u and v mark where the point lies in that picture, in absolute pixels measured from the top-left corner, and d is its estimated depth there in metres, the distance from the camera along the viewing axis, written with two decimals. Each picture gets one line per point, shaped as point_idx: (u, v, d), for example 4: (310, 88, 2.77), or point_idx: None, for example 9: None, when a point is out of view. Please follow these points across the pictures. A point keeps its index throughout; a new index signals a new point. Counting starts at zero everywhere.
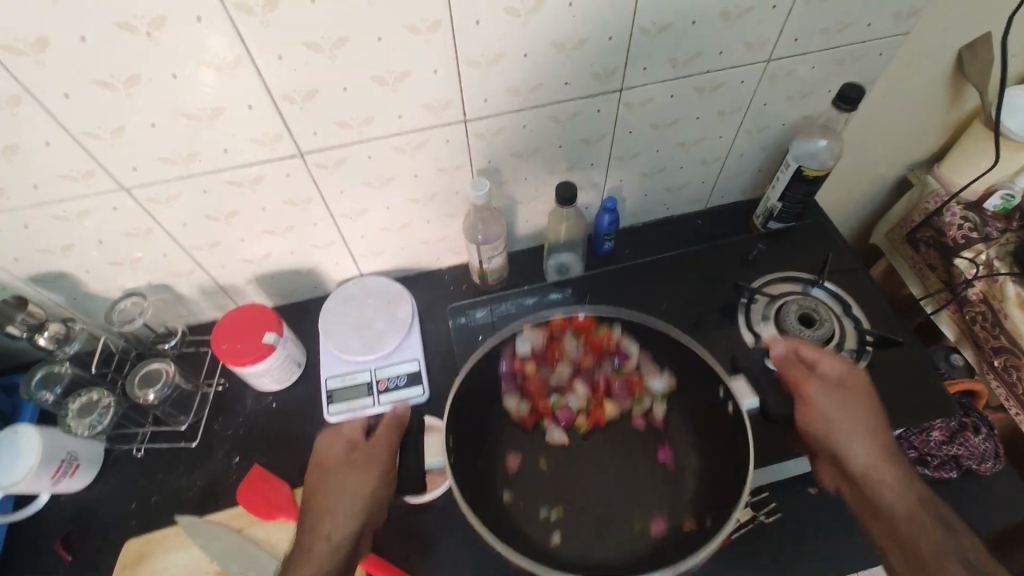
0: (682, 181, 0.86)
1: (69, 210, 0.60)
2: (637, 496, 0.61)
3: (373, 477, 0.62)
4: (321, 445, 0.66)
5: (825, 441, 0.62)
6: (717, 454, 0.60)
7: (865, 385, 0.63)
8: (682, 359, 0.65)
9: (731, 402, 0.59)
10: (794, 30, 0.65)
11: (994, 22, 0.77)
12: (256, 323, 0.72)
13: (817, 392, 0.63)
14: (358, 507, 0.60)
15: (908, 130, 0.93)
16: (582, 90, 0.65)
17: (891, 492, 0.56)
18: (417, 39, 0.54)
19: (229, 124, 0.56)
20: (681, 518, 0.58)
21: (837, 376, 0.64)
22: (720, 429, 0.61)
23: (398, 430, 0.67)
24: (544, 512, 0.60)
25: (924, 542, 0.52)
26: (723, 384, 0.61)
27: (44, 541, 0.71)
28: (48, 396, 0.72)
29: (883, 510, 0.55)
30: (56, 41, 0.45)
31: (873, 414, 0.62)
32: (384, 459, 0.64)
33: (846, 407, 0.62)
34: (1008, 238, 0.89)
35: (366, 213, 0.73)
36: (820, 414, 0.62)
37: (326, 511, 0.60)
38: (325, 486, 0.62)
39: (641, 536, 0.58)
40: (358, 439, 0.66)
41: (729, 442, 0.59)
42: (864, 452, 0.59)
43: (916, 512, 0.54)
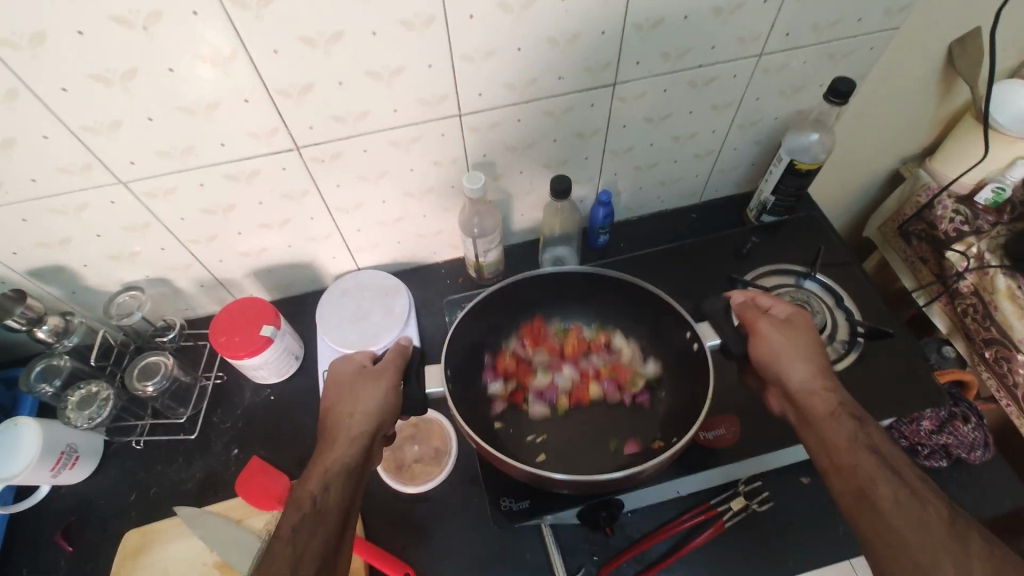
0: (676, 175, 0.87)
1: (67, 203, 0.60)
2: (619, 428, 0.70)
3: (377, 395, 0.62)
4: (332, 369, 0.66)
5: (772, 373, 0.62)
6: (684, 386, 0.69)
7: (809, 323, 0.65)
8: (660, 316, 0.72)
9: (698, 343, 0.68)
10: (786, 25, 0.66)
11: (985, 16, 0.78)
12: (254, 316, 0.73)
13: (768, 330, 0.64)
14: (373, 414, 0.60)
15: (900, 124, 0.94)
16: (576, 84, 0.66)
17: (830, 416, 0.56)
18: (411, 33, 0.54)
19: (226, 118, 0.57)
20: (652, 442, 0.68)
21: (787, 315, 0.65)
22: (690, 368, 0.69)
23: (402, 355, 0.67)
24: (530, 435, 0.70)
25: (856, 468, 0.51)
26: (690, 327, 0.68)
27: (44, 533, 0.72)
28: (47, 389, 0.73)
29: (820, 433, 0.55)
30: (54, 35, 0.46)
31: (818, 348, 0.62)
32: (389, 379, 0.64)
33: (792, 340, 0.63)
34: (999, 231, 0.90)
35: (363, 206, 0.74)
36: (769, 346, 0.63)
37: (341, 425, 0.60)
38: (339, 407, 0.61)
39: (614, 454, 0.68)
40: (366, 363, 0.66)
41: (698, 379, 0.68)
42: (807, 379, 0.59)
43: (854, 432, 0.54)
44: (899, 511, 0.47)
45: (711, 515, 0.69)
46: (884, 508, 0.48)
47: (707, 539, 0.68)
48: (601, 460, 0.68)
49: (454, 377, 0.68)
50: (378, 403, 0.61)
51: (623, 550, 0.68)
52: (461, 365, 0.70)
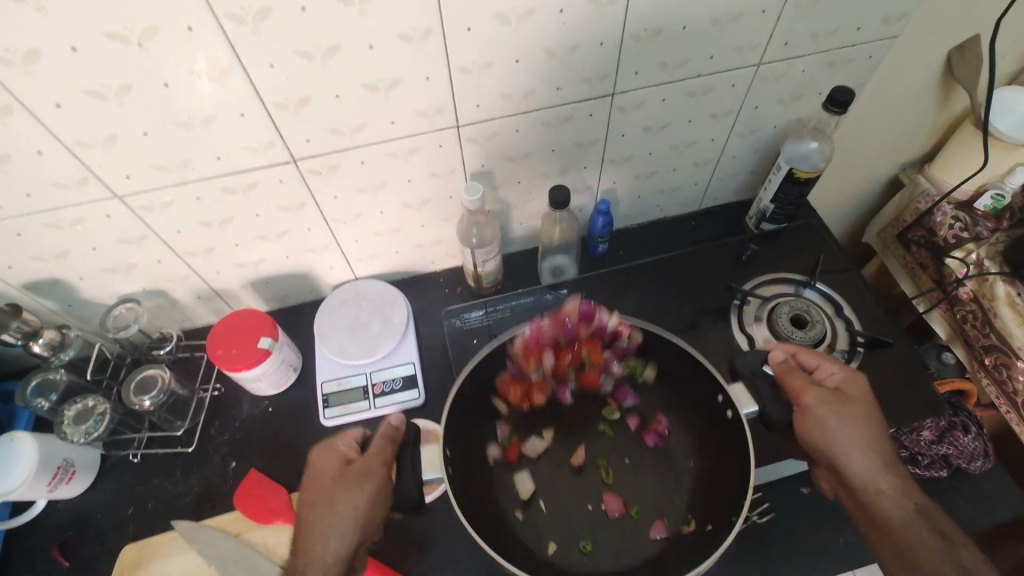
0: (676, 183, 0.86)
1: (62, 217, 0.60)
2: (637, 497, 0.69)
3: (366, 499, 0.59)
4: (312, 461, 0.63)
5: (824, 452, 0.60)
6: (723, 460, 0.66)
7: (861, 388, 0.62)
8: (675, 360, 0.70)
9: (731, 409, 0.64)
10: (784, 35, 0.66)
11: (983, 23, 0.78)
12: (253, 328, 0.73)
13: (818, 405, 0.61)
14: (349, 531, 0.58)
15: (899, 130, 0.93)
16: (574, 95, 0.65)
17: (893, 507, 0.56)
18: (409, 47, 0.54)
19: (222, 132, 0.56)
20: (681, 528, 0.65)
21: (839, 386, 0.62)
22: (724, 434, 0.66)
23: (392, 446, 0.62)
24: (551, 547, 0.66)
25: (922, 554, 0.52)
26: (724, 391, 0.65)
27: (41, 547, 0.71)
28: (43, 404, 0.72)
29: (885, 522, 0.55)
30: (47, 52, 0.45)
31: (873, 421, 0.60)
32: (377, 479, 0.60)
33: (848, 417, 0.60)
34: (999, 237, 0.89)
35: (360, 217, 0.73)
36: (822, 425, 0.60)
37: (319, 532, 0.58)
38: (315, 517, 0.58)
39: (641, 540, 0.66)
40: (351, 456, 0.62)
41: (732, 447, 0.65)
42: (865, 465, 0.58)
43: (920, 529, 0.54)
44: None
45: None
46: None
47: (709, 549, 0.68)
48: (622, 539, 0.66)
49: (456, 469, 0.64)
50: (356, 519, 0.58)
51: None
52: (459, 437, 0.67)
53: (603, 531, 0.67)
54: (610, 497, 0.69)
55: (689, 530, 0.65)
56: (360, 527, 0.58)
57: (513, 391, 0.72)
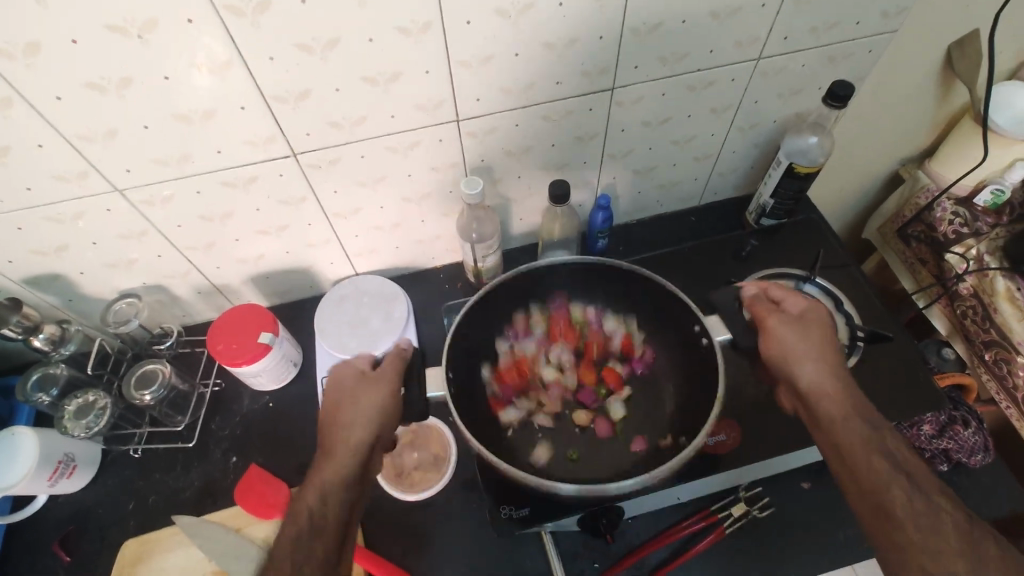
0: (676, 178, 0.86)
1: (62, 212, 0.60)
2: (629, 428, 0.70)
3: (379, 403, 0.58)
4: (332, 374, 0.63)
5: (782, 371, 0.60)
6: (692, 378, 0.68)
7: (824, 316, 0.62)
8: (663, 299, 0.69)
9: (705, 337, 0.65)
10: (783, 29, 0.66)
11: (983, 18, 0.78)
12: (253, 323, 0.73)
13: (778, 325, 0.61)
14: (372, 420, 0.58)
15: (899, 125, 0.94)
16: (574, 89, 0.65)
17: (848, 423, 0.54)
18: (408, 40, 0.54)
19: (222, 125, 0.56)
20: (660, 442, 0.68)
21: (800, 311, 0.62)
22: (698, 364, 0.67)
23: (402, 362, 0.62)
24: (543, 457, 0.68)
25: (870, 464, 0.51)
26: (700, 321, 0.65)
27: (42, 542, 0.72)
28: (43, 398, 0.72)
29: (833, 436, 0.54)
30: (47, 44, 0.45)
31: (829, 343, 0.60)
32: (390, 387, 0.60)
33: (805, 337, 0.60)
34: (999, 233, 0.90)
35: (360, 212, 0.73)
36: (781, 343, 0.60)
37: (341, 430, 0.58)
38: (340, 413, 0.59)
39: (619, 450, 0.69)
40: (365, 369, 0.62)
41: (699, 368, 0.67)
42: (823, 383, 0.57)
43: (872, 443, 0.52)
44: (919, 524, 0.47)
45: (710, 521, 0.69)
46: (898, 519, 0.48)
47: (706, 546, 0.68)
48: (610, 458, 0.68)
49: (456, 391, 0.65)
50: (378, 405, 0.58)
51: (621, 556, 0.68)
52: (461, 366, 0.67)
53: (590, 447, 0.69)
54: (599, 423, 0.70)
55: (668, 444, 0.68)
56: (382, 419, 0.58)
57: (507, 363, 0.72)
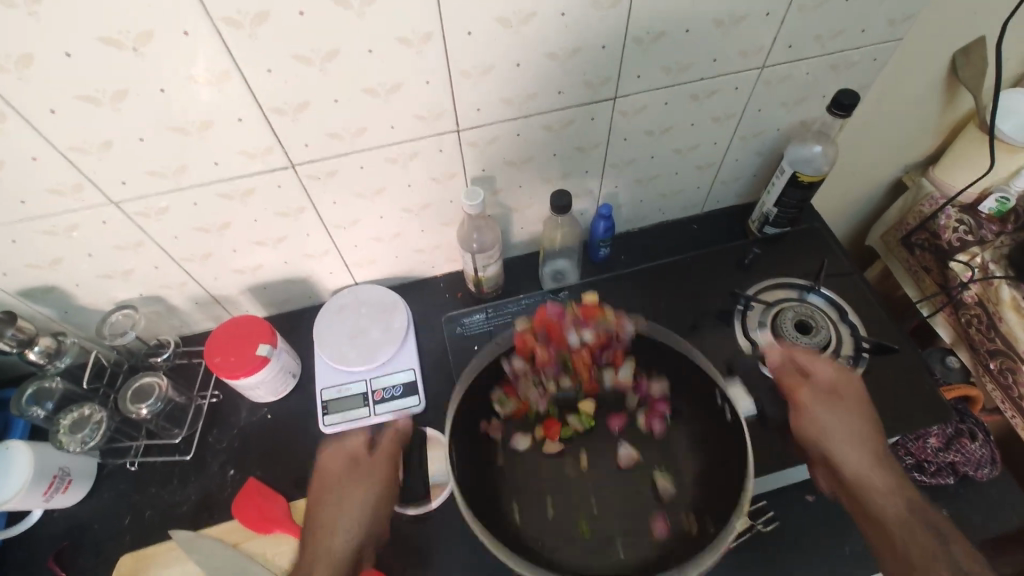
0: (678, 187, 0.86)
1: (58, 224, 0.59)
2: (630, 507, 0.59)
3: (373, 495, 0.61)
4: (322, 460, 0.65)
5: (819, 446, 0.63)
6: (722, 459, 0.59)
7: (856, 389, 0.64)
8: (679, 370, 0.66)
9: (729, 408, 0.61)
10: (788, 38, 0.65)
11: (988, 25, 0.77)
12: (251, 335, 0.72)
13: (815, 403, 0.64)
14: (358, 519, 0.60)
15: (902, 133, 0.93)
16: (576, 98, 0.65)
17: (885, 499, 0.57)
18: (408, 50, 0.53)
19: (220, 137, 0.56)
20: (686, 525, 0.56)
21: (832, 383, 0.65)
22: (725, 435, 0.60)
23: (400, 442, 0.65)
24: (552, 512, 0.59)
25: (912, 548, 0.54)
26: (720, 389, 0.62)
27: (37, 556, 0.71)
28: (38, 412, 0.71)
29: (876, 521, 0.57)
30: (40, 57, 0.45)
31: (865, 419, 0.63)
32: (384, 476, 0.63)
33: (839, 411, 0.63)
34: (1003, 241, 0.89)
35: (359, 222, 0.72)
36: (812, 418, 0.64)
37: (328, 529, 0.59)
38: (326, 503, 0.61)
39: (642, 534, 0.57)
40: (360, 453, 0.64)
41: (732, 446, 0.59)
42: (858, 463, 0.60)
43: (910, 518, 0.56)
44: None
45: None
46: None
47: (711, 558, 0.67)
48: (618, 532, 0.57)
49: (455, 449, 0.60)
50: (368, 500, 0.61)
51: None
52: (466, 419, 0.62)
53: (604, 512, 0.58)
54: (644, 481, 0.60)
55: (691, 525, 0.56)
56: (368, 515, 0.60)
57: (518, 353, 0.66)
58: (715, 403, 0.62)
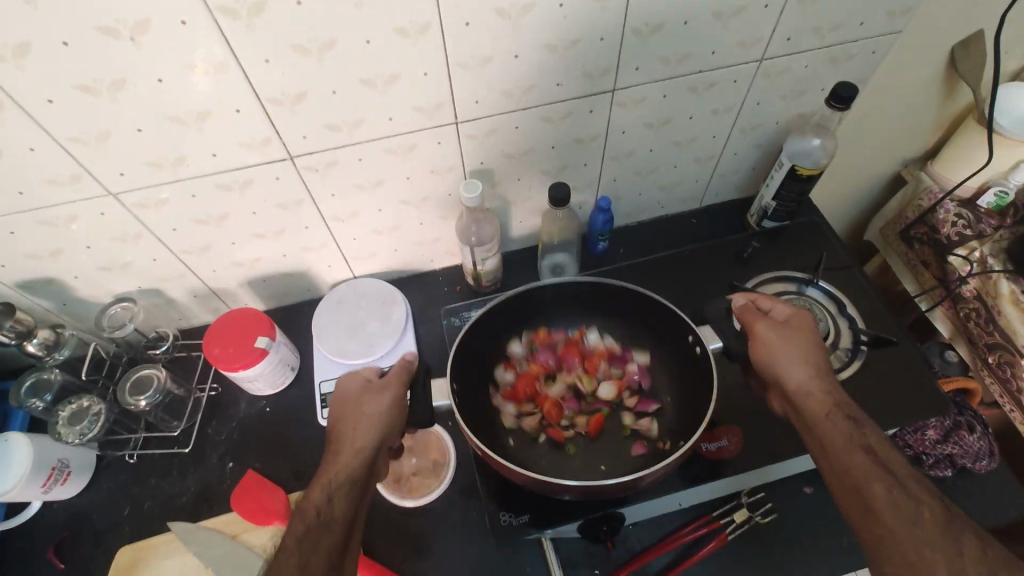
0: (677, 180, 0.85)
1: (56, 215, 0.59)
2: (620, 436, 0.71)
3: (385, 414, 0.59)
4: (339, 380, 0.62)
5: (772, 376, 0.61)
6: (687, 386, 0.71)
7: (810, 324, 0.62)
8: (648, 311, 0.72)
9: (700, 346, 0.67)
10: (787, 30, 0.65)
11: (987, 18, 0.77)
12: (250, 327, 0.72)
13: (767, 332, 0.62)
14: (374, 431, 0.58)
15: (901, 127, 0.93)
16: (574, 90, 0.64)
17: (827, 420, 0.55)
18: (406, 41, 0.53)
19: (218, 128, 0.56)
20: (659, 445, 0.69)
21: (785, 316, 0.63)
22: (692, 372, 0.70)
23: (408, 375, 0.62)
24: (544, 439, 0.71)
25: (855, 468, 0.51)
26: (691, 330, 0.67)
27: (37, 547, 0.71)
28: (37, 404, 0.71)
29: (823, 446, 0.54)
30: (38, 46, 0.45)
31: (816, 348, 0.61)
32: (396, 395, 0.60)
33: (791, 339, 0.61)
34: (1002, 234, 0.89)
35: (358, 215, 0.72)
36: (766, 351, 0.61)
37: (343, 439, 0.57)
38: (340, 422, 0.59)
39: (624, 455, 0.69)
40: (372, 378, 0.62)
41: (693, 376, 0.70)
42: (809, 390, 0.58)
43: (852, 437, 0.53)
44: (900, 518, 0.48)
45: (713, 526, 0.68)
46: (882, 513, 0.48)
47: (709, 551, 0.67)
48: (612, 458, 0.69)
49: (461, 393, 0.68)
50: (382, 418, 0.58)
51: (622, 563, 0.67)
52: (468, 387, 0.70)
53: (593, 449, 0.70)
54: (632, 442, 0.70)
55: (665, 445, 0.69)
56: (382, 430, 0.58)
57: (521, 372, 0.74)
58: (687, 342, 0.69)
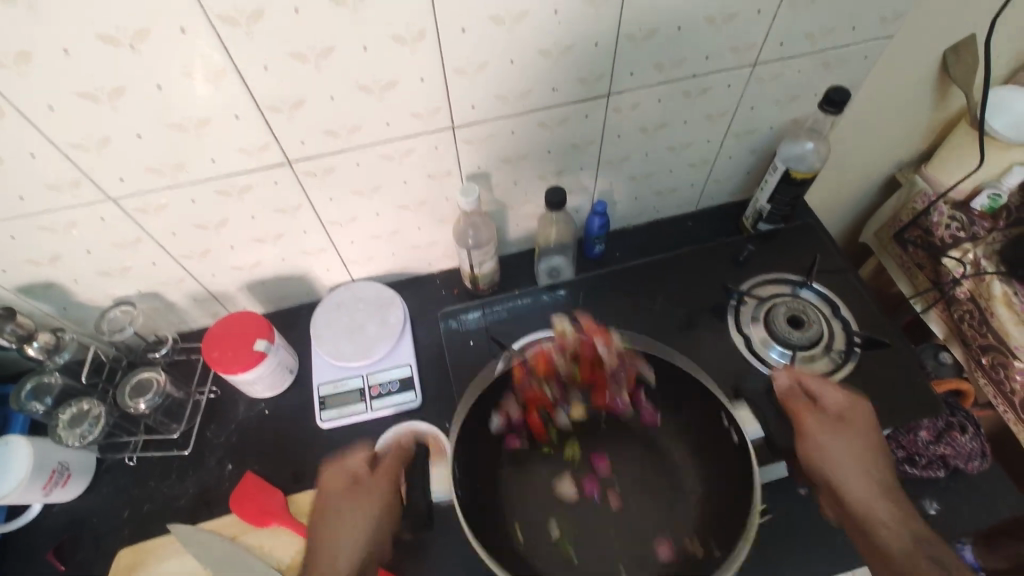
0: (673, 183, 0.86)
1: (57, 220, 0.60)
2: (639, 529, 0.58)
3: (371, 517, 0.61)
4: (321, 483, 0.65)
5: (821, 470, 0.63)
6: (723, 467, 0.59)
7: (865, 416, 0.65)
8: (678, 390, 0.64)
9: (736, 431, 0.59)
10: (780, 35, 0.66)
11: (978, 23, 0.78)
12: (247, 330, 0.72)
13: (816, 426, 0.64)
14: (361, 538, 0.60)
15: (895, 130, 0.93)
16: (570, 95, 0.65)
17: (881, 514, 0.58)
18: (404, 48, 0.54)
19: (216, 133, 0.56)
20: (686, 544, 0.56)
21: (838, 408, 0.65)
22: (723, 455, 0.60)
23: (402, 464, 0.66)
24: (550, 527, 0.59)
25: (909, 558, 0.54)
26: (726, 410, 0.61)
27: (37, 550, 0.72)
28: (37, 407, 0.72)
29: (874, 539, 0.57)
30: (38, 54, 0.45)
31: (869, 447, 0.63)
32: (385, 495, 0.63)
33: (845, 437, 0.63)
34: (995, 237, 0.89)
35: (356, 219, 0.73)
36: (816, 441, 0.64)
37: (329, 545, 0.59)
38: (329, 520, 0.61)
39: (643, 550, 0.57)
40: (361, 474, 0.64)
41: (727, 463, 0.59)
42: (862, 486, 0.60)
43: (899, 530, 0.57)
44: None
45: None
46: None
47: None
48: (633, 557, 0.56)
49: (462, 456, 0.59)
50: (368, 524, 0.60)
51: None
52: (469, 447, 0.60)
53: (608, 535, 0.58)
54: (657, 537, 0.57)
55: (695, 547, 0.55)
56: (370, 535, 0.60)
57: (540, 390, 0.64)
58: (718, 421, 0.61)
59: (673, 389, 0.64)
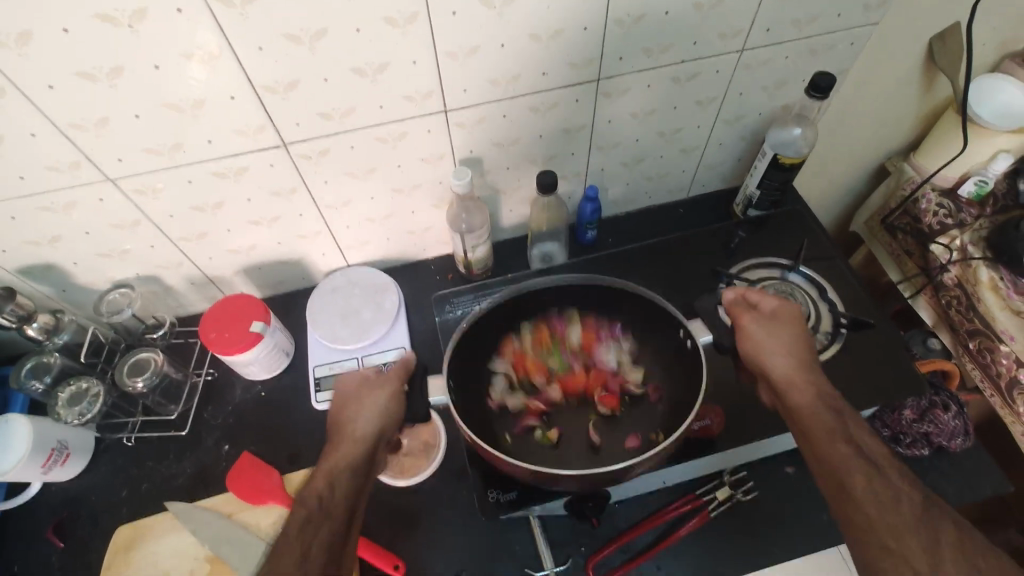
0: (664, 170, 0.88)
1: (56, 201, 0.61)
2: (617, 433, 0.65)
3: (379, 404, 0.61)
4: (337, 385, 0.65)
5: (758, 366, 0.63)
6: (686, 386, 0.64)
7: (797, 314, 0.65)
8: (636, 306, 0.69)
9: (689, 339, 0.64)
10: (766, 21, 0.67)
11: (961, 11, 0.79)
12: (243, 312, 0.73)
13: (752, 325, 0.64)
14: (376, 415, 0.61)
15: (883, 120, 0.95)
16: (560, 79, 0.66)
17: (813, 406, 0.57)
18: (396, 31, 0.55)
19: (212, 115, 0.57)
20: (653, 438, 0.64)
21: (773, 311, 0.65)
22: (681, 363, 0.66)
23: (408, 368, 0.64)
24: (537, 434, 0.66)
25: (831, 440, 0.54)
26: (683, 326, 0.65)
27: (37, 528, 0.73)
28: (37, 386, 0.74)
29: (801, 425, 0.57)
30: (39, 34, 0.46)
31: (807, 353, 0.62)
32: (395, 386, 0.63)
33: (778, 336, 0.63)
34: (982, 224, 0.91)
35: (350, 203, 0.74)
36: (752, 342, 0.64)
37: (341, 433, 0.60)
38: (337, 424, 0.62)
39: (622, 450, 0.64)
40: (371, 374, 0.65)
41: (685, 369, 0.65)
42: (790, 373, 0.60)
43: (831, 419, 0.56)
44: (885, 519, 0.48)
45: (694, 504, 0.70)
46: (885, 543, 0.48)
47: (691, 530, 0.69)
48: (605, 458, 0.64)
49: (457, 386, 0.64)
50: (376, 411, 0.61)
51: (613, 536, 0.69)
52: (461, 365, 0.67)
53: (583, 426, 0.66)
54: (626, 435, 0.65)
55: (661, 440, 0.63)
56: (380, 421, 0.61)
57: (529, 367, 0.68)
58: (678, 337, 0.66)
59: (639, 315, 0.69)
